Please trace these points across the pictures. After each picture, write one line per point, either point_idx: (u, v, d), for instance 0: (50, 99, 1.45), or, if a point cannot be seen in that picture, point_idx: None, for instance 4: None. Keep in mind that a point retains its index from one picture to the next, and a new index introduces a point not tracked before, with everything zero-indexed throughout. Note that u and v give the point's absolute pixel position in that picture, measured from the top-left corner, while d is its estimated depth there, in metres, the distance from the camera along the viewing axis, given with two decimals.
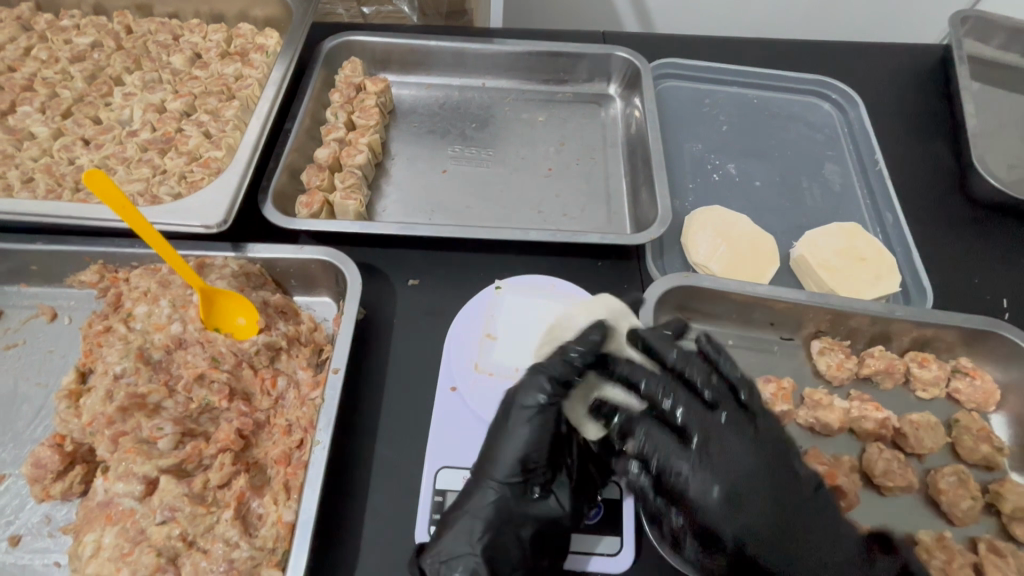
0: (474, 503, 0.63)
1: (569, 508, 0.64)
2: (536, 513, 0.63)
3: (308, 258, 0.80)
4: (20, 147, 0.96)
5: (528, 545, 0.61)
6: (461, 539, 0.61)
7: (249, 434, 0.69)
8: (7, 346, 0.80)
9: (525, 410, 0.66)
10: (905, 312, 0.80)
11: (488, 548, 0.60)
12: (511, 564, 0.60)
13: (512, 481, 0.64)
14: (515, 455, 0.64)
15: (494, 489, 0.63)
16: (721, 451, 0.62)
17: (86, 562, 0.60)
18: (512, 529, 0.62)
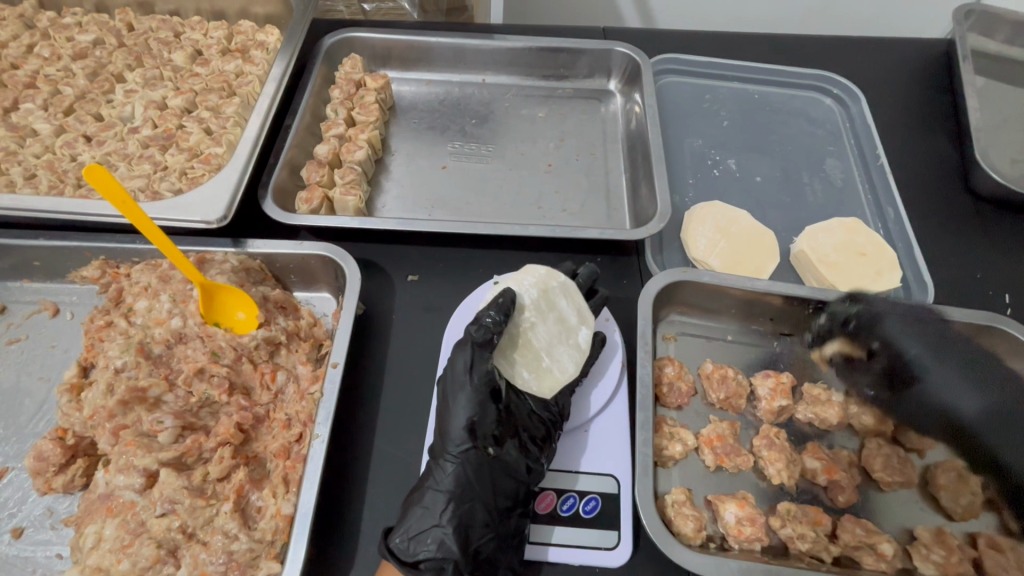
0: (436, 477, 0.63)
1: (525, 464, 0.65)
2: (494, 473, 0.63)
3: (308, 254, 0.80)
4: (23, 144, 0.97)
5: (492, 505, 0.62)
6: (425, 518, 0.61)
7: (248, 428, 0.70)
8: (10, 340, 0.81)
9: (461, 377, 0.67)
10: (904, 306, 0.80)
11: (455, 518, 0.60)
12: (480, 529, 0.61)
13: (466, 448, 0.64)
14: (458, 424, 0.64)
15: (452, 462, 0.63)
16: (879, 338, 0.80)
17: (87, 553, 0.60)
18: (477, 494, 0.62)
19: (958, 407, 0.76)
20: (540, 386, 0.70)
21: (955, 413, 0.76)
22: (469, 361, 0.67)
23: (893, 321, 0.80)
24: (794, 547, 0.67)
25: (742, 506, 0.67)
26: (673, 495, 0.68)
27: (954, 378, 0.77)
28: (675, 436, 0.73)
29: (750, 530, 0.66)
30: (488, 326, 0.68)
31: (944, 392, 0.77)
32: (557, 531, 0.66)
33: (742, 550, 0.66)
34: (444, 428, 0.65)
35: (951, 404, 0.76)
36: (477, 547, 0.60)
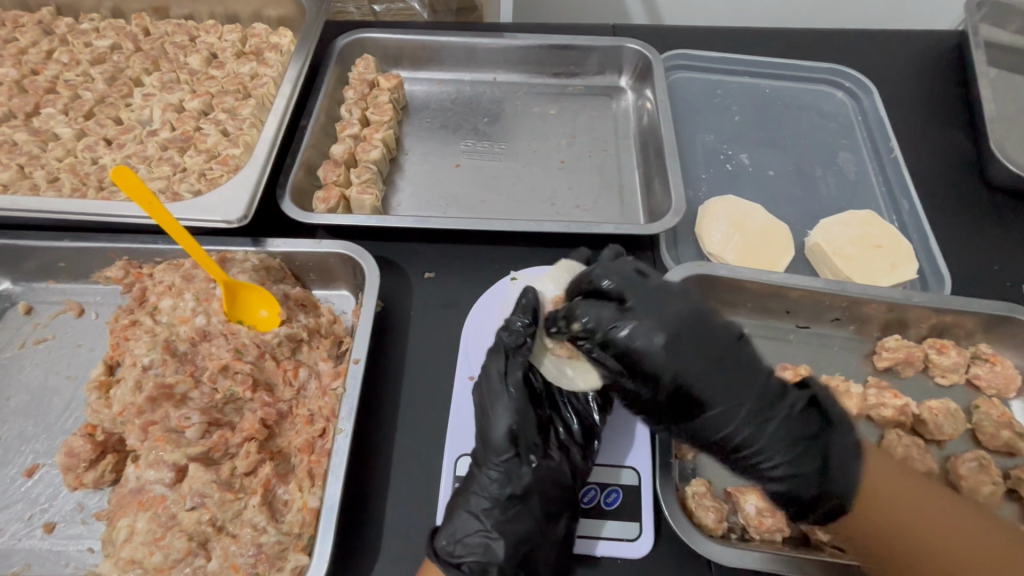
0: (477, 485, 0.64)
1: (567, 467, 0.66)
2: (540, 480, 0.64)
3: (327, 252, 0.81)
4: (45, 148, 0.98)
5: (537, 511, 0.63)
6: (465, 522, 0.62)
7: (273, 424, 0.71)
8: (38, 340, 0.82)
9: (497, 383, 0.67)
10: (922, 298, 0.80)
11: (500, 523, 0.62)
12: (527, 534, 0.62)
13: (509, 456, 0.64)
14: (500, 433, 0.64)
15: (494, 470, 0.64)
16: (723, 388, 0.66)
17: (119, 546, 0.62)
18: (521, 499, 0.63)
19: (724, 426, 0.66)
20: (586, 382, 0.71)
21: (704, 431, 0.66)
22: (505, 371, 0.67)
23: (655, 351, 0.65)
24: (815, 537, 0.67)
25: (762, 497, 0.68)
26: (693, 487, 0.68)
27: (715, 398, 0.66)
28: None
29: (771, 521, 0.66)
30: (518, 329, 0.70)
31: (702, 412, 0.66)
32: (598, 524, 0.66)
33: (763, 540, 0.67)
34: (481, 437, 0.66)
35: (713, 424, 0.66)
36: (525, 551, 0.61)
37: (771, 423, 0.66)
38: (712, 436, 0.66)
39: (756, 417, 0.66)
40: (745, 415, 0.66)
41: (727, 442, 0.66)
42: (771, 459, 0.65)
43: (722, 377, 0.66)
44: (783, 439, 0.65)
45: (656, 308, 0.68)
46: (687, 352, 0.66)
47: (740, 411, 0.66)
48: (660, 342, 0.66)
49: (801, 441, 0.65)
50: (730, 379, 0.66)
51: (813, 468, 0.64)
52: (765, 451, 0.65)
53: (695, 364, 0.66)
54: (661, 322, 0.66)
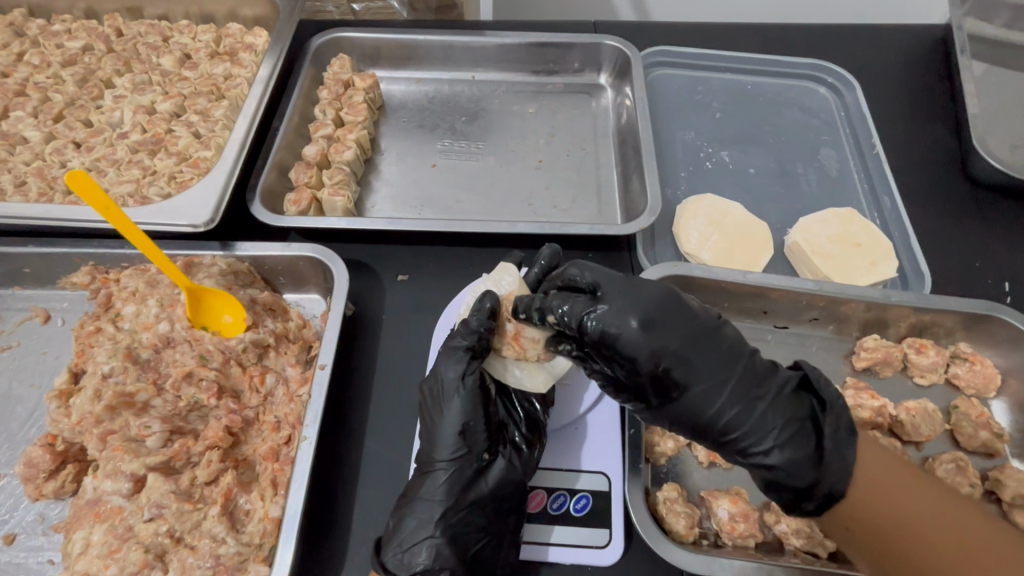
0: (427, 486, 0.62)
1: (521, 464, 0.64)
2: (490, 479, 0.63)
3: (296, 255, 0.80)
4: (13, 152, 0.97)
5: (486, 509, 0.62)
6: (419, 528, 0.60)
7: (237, 431, 0.69)
8: (2, 348, 0.81)
9: (451, 382, 0.65)
10: (901, 297, 0.79)
11: (450, 525, 0.61)
12: (476, 534, 0.61)
13: (460, 452, 0.63)
14: (451, 431, 0.63)
15: (445, 470, 0.62)
16: (696, 376, 0.59)
17: (75, 559, 0.60)
18: (470, 497, 0.62)
19: (708, 409, 0.59)
20: (533, 383, 0.69)
21: (687, 425, 0.60)
22: (455, 368, 0.65)
23: (627, 344, 0.59)
24: (789, 543, 0.66)
25: (735, 502, 0.67)
26: (665, 492, 0.67)
27: (695, 380, 0.59)
28: (667, 432, 0.72)
29: (744, 526, 0.65)
30: (476, 327, 0.66)
31: (676, 402, 0.60)
32: (556, 530, 0.65)
33: (736, 546, 0.65)
34: (429, 436, 0.65)
35: (696, 409, 0.59)
36: (475, 551, 0.60)
37: (756, 404, 0.58)
38: (692, 425, 0.60)
39: (738, 400, 0.58)
40: (724, 400, 0.58)
41: (713, 429, 0.59)
42: (757, 451, 0.58)
43: (710, 366, 0.59)
44: (767, 422, 0.58)
45: (623, 297, 0.61)
46: (681, 340, 0.59)
47: (726, 393, 0.58)
48: (637, 325, 0.59)
49: (789, 425, 0.58)
50: (705, 369, 0.59)
51: (806, 448, 0.57)
52: (753, 438, 0.58)
53: (668, 351, 0.59)
54: (639, 304, 0.60)
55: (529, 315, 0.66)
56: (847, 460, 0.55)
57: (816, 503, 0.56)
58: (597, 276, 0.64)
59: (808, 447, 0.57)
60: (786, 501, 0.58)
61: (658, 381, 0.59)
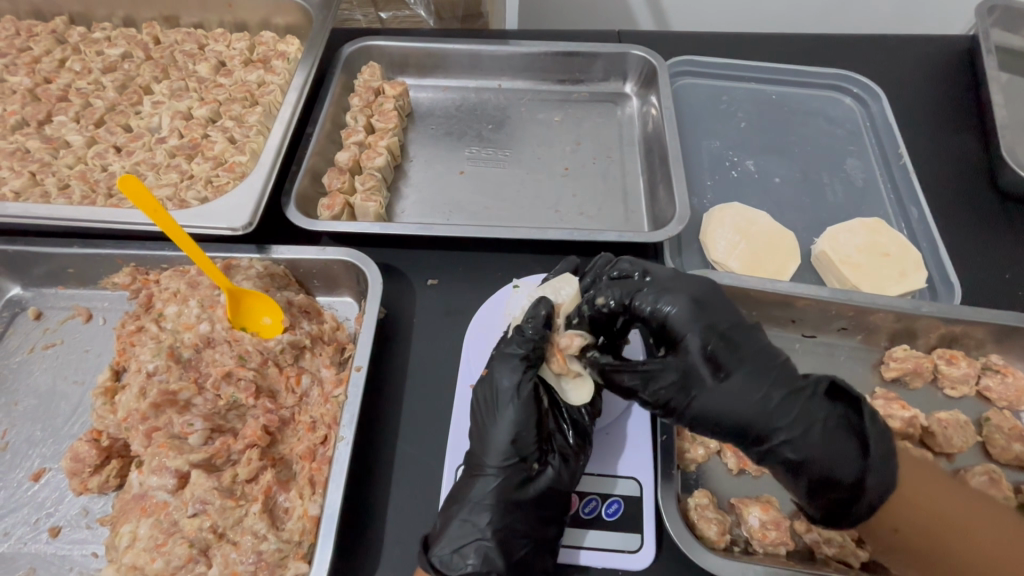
0: (477, 489, 0.64)
1: (567, 474, 0.65)
2: (537, 487, 0.64)
3: (331, 259, 0.82)
4: (57, 155, 1.00)
5: (530, 516, 0.63)
6: (467, 530, 0.61)
7: (275, 430, 0.71)
8: (47, 345, 0.83)
9: (506, 391, 0.66)
10: (931, 307, 0.79)
11: (495, 529, 0.61)
12: (519, 539, 0.61)
13: (513, 460, 0.64)
14: (505, 438, 0.64)
15: (495, 475, 0.63)
16: (742, 364, 0.59)
17: (122, 552, 0.62)
18: (521, 503, 0.63)
19: (753, 398, 0.58)
20: (576, 396, 0.68)
21: (731, 419, 0.59)
22: (512, 373, 0.66)
23: (682, 326, 0.61)
24: (821, 552, 0.66)
25: (766, 510, 0.67)
26: (696, 498, 0.68)
27: (742, 366, 0.59)
28: (697, 439, 0.73)
29: (775, 534, 0.65)
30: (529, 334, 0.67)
31: (720, 393, 0.58)
32: (589, 534, 0.65)
33: (767, 554, 0.65)
34: (479, 442, 0.66)
35: (741, 400, 0.58)
36: (519, 556, 0.61)
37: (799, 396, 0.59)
38: (742, 418, 0.58)
39: (782, 393, 0.58)
40: (776, 390, 0.58)
41: (761, 422, 0.58)
42: (806, 445, 0.58)
43: (755, 357, 0.60)
44: (810, 415, 0.58)
45: (669, 286, 0.63)
46: (726, 329, 0.60)
47: (769, 382, 0.58)
48: (690, 306, 0.61)
49: (833, 419, 0.59)
50: (749, 360, 0.59)
51: (848, 442, 0.58)
52: (800, 428, 0.58)
53: (715, 338, 0.60)
54: (688, 291, 0.62)
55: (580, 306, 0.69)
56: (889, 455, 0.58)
57: (869, 494, 0.57)
58: (647, 267, 0.67)
59: (847, 442, 0.58)
60: (830, 500, 0.59)
61: (708, 366, 0.59)
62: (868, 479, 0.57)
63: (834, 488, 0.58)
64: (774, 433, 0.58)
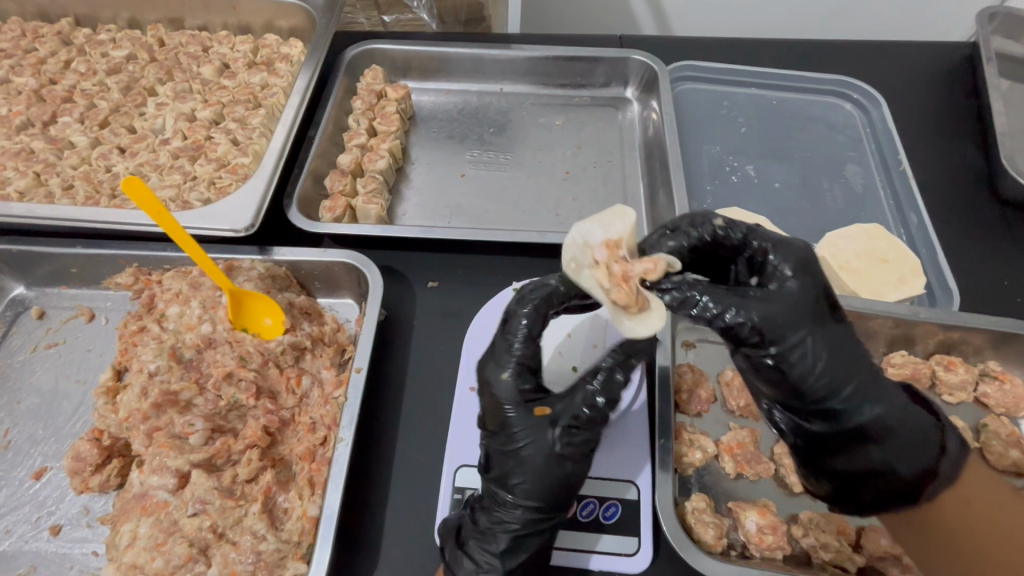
0: (523, 499, 0.61)
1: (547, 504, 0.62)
2: (522, 515, 0.62)
3: (332, 261, 0.82)
4: (61, 156, 1.01)
5: (516, 541, 0.61)
6: (482, 536, 0.62)
7: (275, 431, 0.72)
8: (49, 344, 0.84)
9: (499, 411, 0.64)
10: (929, 314, 0.79)
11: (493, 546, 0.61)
12: (512, 557, 0.61)
13: (537, 465, 0.62)
14: (498, 468, 0.64)
15: (500, 498, 0.63)
16: (841, 339, 0.63)
17: (122, 551, 0.63)
18: (568, 506, 0.63)
19: (846, 369, 0.62)
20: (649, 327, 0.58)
21: (826, 385, 0.62)
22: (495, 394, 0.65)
23: (805, 287, 0.62)
24: (817, 557, 0.66)
25: (763, 514, 0.67)
26: (693, 502, 0.68)
27: (841, 340, 0.63)
28: (695, 443, 0.73)
29: (772, 538, 0.66)
30: (520, 335, 0.65)
31: (824, 359, 0.61)
32: (602, 539, 0.66)
33: (764, 558, 0.66)
34: (515, 452, 0.62)
35: (839, 368, 0.62)
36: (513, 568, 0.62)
37: (875, 381, 0.65)
38: (829, 372, 0.61)
39: (865, 373, 0.64)
40: (859, 362, 0.63)
41: (848, 392, 0.63)
42: (866, 410, 0.64)
43: (850, 340, 0.64)
44: (882, 396, 0.65)
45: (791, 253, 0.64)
46: (831, 308, 0.64)
47: (858, 362, 0.63)
48: (810, 278, 0.63)
49: (905, 408, 0.66)
50: (847, 338, 0.64)
51: (909, 429, 0.65)
52: (874, 405, 0.64)
53: (823, 312, 0.63)
54: (809, 262, 0.64)
55: (696, 228, 0.67)
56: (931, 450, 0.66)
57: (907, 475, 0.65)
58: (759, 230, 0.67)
59: (906, 427, 0.65)
60: (876, 470, 0.66)
61: (818, 334, 0.61)
62: (910, 462, 0.65)
63: (863, 449, 0.65)
64: (845, 396, 0.63)
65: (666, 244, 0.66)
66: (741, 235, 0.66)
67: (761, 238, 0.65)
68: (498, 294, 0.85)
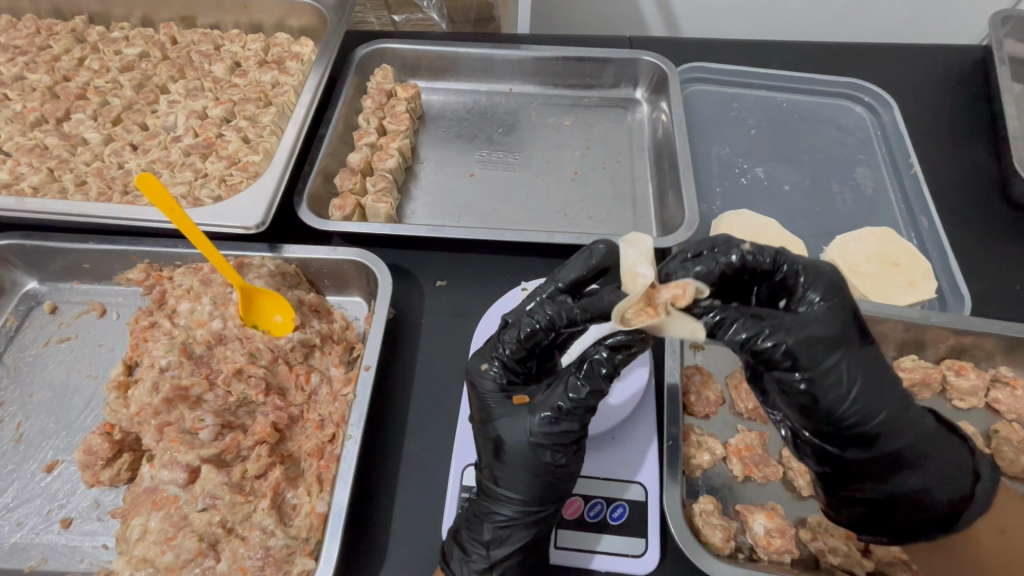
0: (506, 488, 0.63)
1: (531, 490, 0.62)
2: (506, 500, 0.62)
3: (341, 259, 0.83)
4: (74, 152, 1.02)
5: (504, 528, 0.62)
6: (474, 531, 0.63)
7: (284, 428, 0.72)
8: (61, 339, 0.85)
9: (488, 396, 0.65)
10: (940, 318, 0.79)
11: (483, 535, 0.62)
12: (499, 544, 0.62)
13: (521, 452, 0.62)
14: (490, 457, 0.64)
15: (489, 488, 0.64)
16: (873, 366, 0.59)
17: (133, 544, 0.63)
18: (553, 493, 0.62)
19: (881, 397, 0.58)
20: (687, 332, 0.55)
21: (860, 414, 0.57)
22: (490, 383, 0.66)
23: (834, 308, 0.58)
24: (825, 560, 0.66)
25: (771, 517, 0.67)
26: (701, 504, 0.68)
27: (874, 366, 0.59)
28: (703, 445, 0.73)
29: (780, 541, 0.65)
30: (512, 344, 0.65)
31: (856, 389, 0.57)
32: (610, 540, 0.66)
33: (771, 561, 0.65)
34: (496, 441, 0.64)
35: (872, 397, 0.57)
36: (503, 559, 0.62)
37: (911, 409, 0.60)
38: (867, 400, 0.57)
39: (901, 401, 0.59)
40: (896, 388, 0.59)
41: (884, 423, 0.58)
42: (905, 438, 0.59)
43: (883, 363, 0.60)
44: (917, 427, 0.60)
45: (819, 274, 0.60)
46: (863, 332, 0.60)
47: (892, 389, 0.59)
48: (841, 300, 0.59)
49: (937, 437, 0.62)
50: (880, 364, 0.59)
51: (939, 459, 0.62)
52: (909, 435, 0.60)
53: (856, 335, 0.59)
54: (839, 284, 0.59)
55: (722, 252, 0.62)
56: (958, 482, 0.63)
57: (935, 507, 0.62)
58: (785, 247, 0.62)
59: (937, 457, 0.62)
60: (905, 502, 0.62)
61: (849, 359, 0.57)
62: (940, 494, 0.62)
63: (898, 480, 0.61)
64: (886, 425, 0.58)
65: (691, 270, 0.61)
66: (769, 258, 0.62)
67: (789, 259, 0.61)
68: (507, 293, 0.85)
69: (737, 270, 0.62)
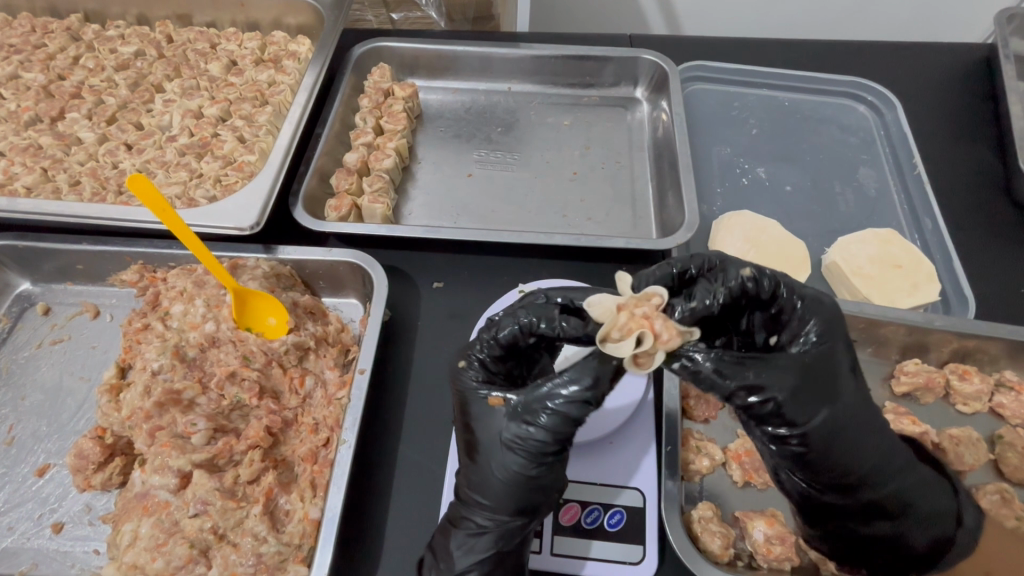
0: (479, 496, 0.61)
1: (500, 498, 0.59)
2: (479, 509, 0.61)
3: (337, 261, 0.82)
4: (68, 152, 1.01)
5: (473, 538, 0.60)
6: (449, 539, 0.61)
7: (277, 432, 0.71)
8: (54, 341, 0.84)
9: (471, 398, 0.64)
10: (944, 322, 0.77)
11: (454, 543, 0.61)
12: (467, 555, 0.60)
13: (494, 455, 0.60)
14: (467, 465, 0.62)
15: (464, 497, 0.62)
16: (856, 411, 0.58)
17: (123, 551, 0.62)
18: (520, 501, 0.59)
19: (860, 443, 0.58)
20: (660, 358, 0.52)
21: (838, 459, 0.57)
22: (474, 379, 0.65)
23: (822, 351, 0.57)
24: (826, 568, 0.65)
25: (771, 524, 0.66)
26: (700, 510, 0.67)
27: (858, 412, 0.58)
28: (702, 450, 0.72)
29: (780, 549, 0.64)
30: (491, 344, 0.65)
31: (837, 435, 0.56)
32: (607, 546, 0.65)
33: (771, 569, 0.64)
34: (474, 446, 0.62)
35: (852, 444, 0.57)
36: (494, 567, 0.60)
37: (891, 455, 0.60)
38: (843, 451, 0.57)
39: (881, 447, 0.59)
40: (879, 438, 0.59)
41: (862, 468, 0.58)
42: (883, 485, 0.60)
43: (868, 408, 0.59)
44: (896, 472, 0.60)
45: (812, 312, 0.59)
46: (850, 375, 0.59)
47: (874, 434, 0.59)
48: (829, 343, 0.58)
49: (918, 480, 0.62)
50: (865, 408, 0.59)
51: (919, 501, 0.62)
52: (886, 481, 0.60)
53: (841, 380, 0.57)
54: (828, 325, 0.58)
55: (722, 281, 0.59)
56: (936, 526, 0.63)
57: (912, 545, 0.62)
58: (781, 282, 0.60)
59: (916, 499, 0.61)
60: (880, 543, 0.62)
61: (832, 406, 0.56)
62: (917, 534, 0.62)
63: (873, 523, 0.61)
64: (861, 472, 0.58)
65: (689, 303, 0.57)
66: (770, 284, 0.59)
67: (792, 286, 0.59)
68: (504, 296, 0.84)
69: (743, 292, 0.59)
